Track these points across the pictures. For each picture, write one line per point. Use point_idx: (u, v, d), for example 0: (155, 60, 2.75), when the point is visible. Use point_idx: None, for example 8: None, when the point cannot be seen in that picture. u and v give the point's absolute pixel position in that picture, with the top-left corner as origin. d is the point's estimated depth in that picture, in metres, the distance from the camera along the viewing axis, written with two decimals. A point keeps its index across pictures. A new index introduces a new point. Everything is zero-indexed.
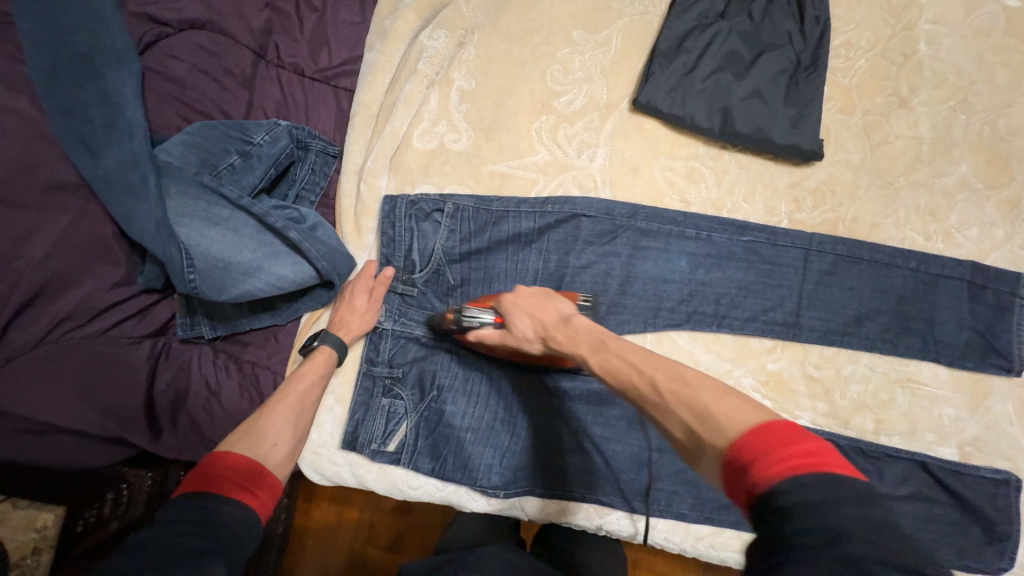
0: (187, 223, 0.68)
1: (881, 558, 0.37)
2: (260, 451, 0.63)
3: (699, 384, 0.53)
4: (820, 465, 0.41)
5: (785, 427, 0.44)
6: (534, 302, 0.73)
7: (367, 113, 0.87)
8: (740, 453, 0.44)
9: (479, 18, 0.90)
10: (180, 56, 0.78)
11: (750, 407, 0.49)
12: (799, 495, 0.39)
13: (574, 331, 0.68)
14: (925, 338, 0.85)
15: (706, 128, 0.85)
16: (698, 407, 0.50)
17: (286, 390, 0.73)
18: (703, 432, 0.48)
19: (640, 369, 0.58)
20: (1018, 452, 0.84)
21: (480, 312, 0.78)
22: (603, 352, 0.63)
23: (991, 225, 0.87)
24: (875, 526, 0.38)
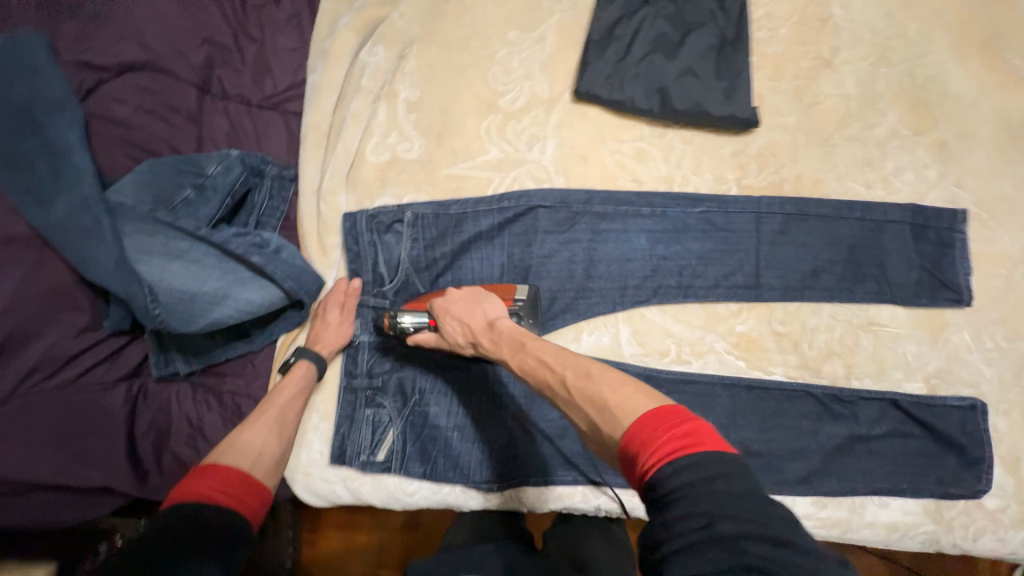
0: (147, 260, 0.68)
1: (743, 529, 0.41)
2: (245, 460, 0.63)
3: (603, 378, 0.57)
4: (695, 449, 0.46)
5: (669, 414, 0.50)
6: (463, 306, 0.75)
7: (317, 134, 0.89)
8: (634, 444, 0.49)
9: (416, 30, 0.92)
10: (124, 99, 0.79)
11: (646, 394, 0.54)
12: (677, 480, 0.45)
13: (499, 335, 0.71)
14: (879, 282, 0.89)
15: (646, 109, 0.89)
16: (597, 400, 0.55)
17: (266, 405, 0.73)
18: (602, 424, 0.53)
19: (555, 368, 0.62)
20: (980, 378, 0.89)
21: (414, 316, 0.80)
22: (522, 354, 0.67)
23: (924, 167, 0.92)
24: (745, 499, 0.43)
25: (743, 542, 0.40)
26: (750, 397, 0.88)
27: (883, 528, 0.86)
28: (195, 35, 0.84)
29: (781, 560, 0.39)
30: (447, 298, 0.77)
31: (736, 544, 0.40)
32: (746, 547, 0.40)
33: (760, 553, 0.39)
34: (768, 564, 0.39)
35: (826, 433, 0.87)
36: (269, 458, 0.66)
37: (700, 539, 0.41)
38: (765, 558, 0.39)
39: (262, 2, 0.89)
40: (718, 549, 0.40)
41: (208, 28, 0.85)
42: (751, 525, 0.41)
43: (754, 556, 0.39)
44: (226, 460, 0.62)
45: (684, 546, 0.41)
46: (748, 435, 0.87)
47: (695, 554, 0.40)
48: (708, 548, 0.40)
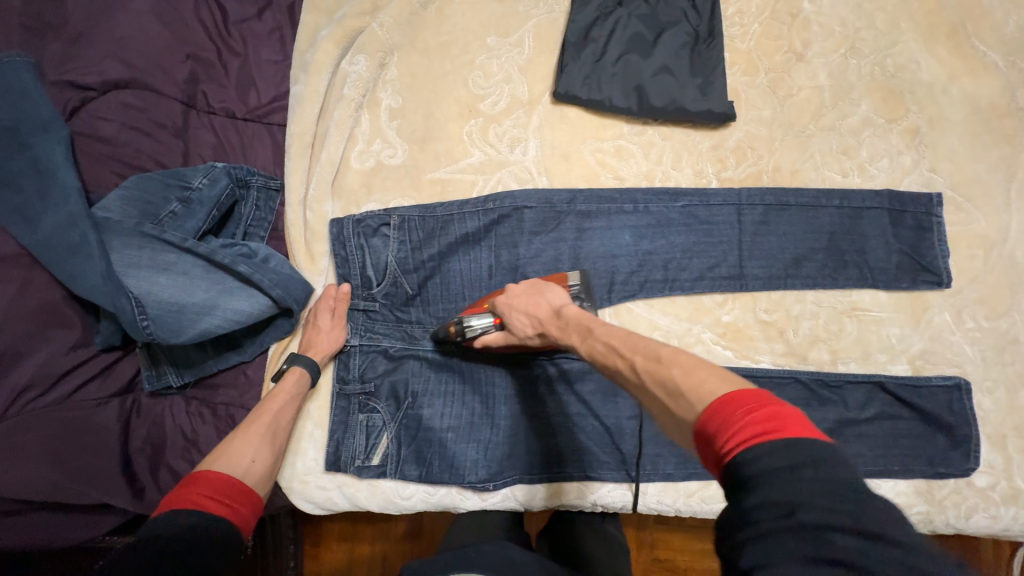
0: (135, 273, 0.69)
1: (832, 521, 0.38)
2: (238, 469, 0.65)
3: (674, 361, 0.55)
4: (779, 432, 0.42)
5: (749, 396, 0.46)
6: (526, 299, 0.76)
7: (301, 144, 0.89)
8: (710, 429, 0.46)
9: (396, 38, 0.94)
10: (109, 117, 0.80)
11: (726, 377, 0.50)
12: (760, 463, 0.41)
13: (566, 322, 0.71)
14: (860, 268, 0.91)
15: (625, 108, 0.91)
16: (668, 384, 0.53)
17: (258, 413, 0.74)
18: (676, 408, 0.51)
19: (625, 354, 0.60)
20: (962, 357, 0.90)
21: (478, 317, 0.80)
22: (591, 339, 0.66)
23: (898, 154, 0.95)
24: (835, 489, 0.39)
25: (831, 535, 0.37)
26: None
27: None
28: (177, 51, 0.85)
29: (876, 554, 0.36)
30: (508, 295, 0.78)
31: (822, 534, 0.37)
32: (834, 540, 0.37)
33: (852, 548, 0.37)
34: (860, 558, 0.36)
35: (816, 419, 0.88)
36: (260, 466, 0.68)
37: (785, 529, 0.38)
38: (856, 552, 0.37)
39: (243, 17, 0.90)
40: (803, 539, 0.37)
41: (190, 44, 0.86)
42: (842, 518, 0.38)
43: (845, 548, 0.37)
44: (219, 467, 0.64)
45: (762, 534, 0.39)
46: None
47: (777, 542, 0.38)
48: (788, 537, 0.38)
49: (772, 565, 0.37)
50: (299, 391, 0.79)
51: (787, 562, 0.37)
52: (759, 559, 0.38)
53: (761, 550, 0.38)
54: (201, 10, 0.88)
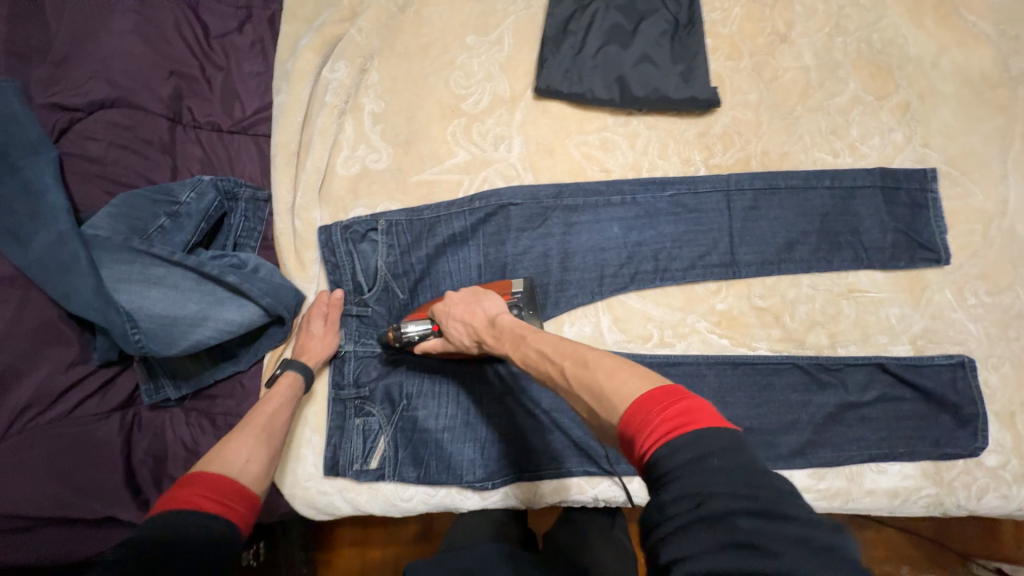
0: (126, 288, 0.70)
1: (736, 505, 0.40)
2: (232, 470, 0.64)
3: (600, 365, 0.56)
4: (687, 427, 0.45)
5: (663, 393, 0.48)
6: (464, 306, 0.76)
7: (286, 152, 0.90)
8: (630, 428, 0.48)
9: (376, 44, 0.94)
10: (97, 137, 0.81)
11: (644, 378, 0.52)
12: (673, 459, 0.43)
13: (500, 330, 0.71)
14: (855, 248, 0.89)
15: (607, 99, 0.91)
16: (593, 389, 0.54)
17: (253, 415, 0.74)
18: (602, 412, 0.52)
19: (555, 360, 0.61)
20: (966, 335, 0.88)
21: (418, 324, 0.80)
22: (523, 347, 0.66)
23: (890, 131, 0.93)
24: (739, 474, 0.42)
25: (736, 518, 0.40)
26: (737, 374, 0.89)
27: (884, 495, 0.85)
28: (162, 68, 0.86)
29: (774, 531, 0.39)
30: (445, 303, 0.78)
31: (728, 522, 0.40)
32: (738, 523, 0.40)
33: (756, 530, 0.39)
34: (760, 538, 0.39)
35: (816, 404, 0.86)
36: (256, 466, 0.67)
37: (695, 520, 0.40)
38: (759, 533, 0.39)
39: (225, 31, 0.92)
40: (712, 527, 0.40)
41: (174, 60, 0.87)
42: (744, 501, 0.40)
43: (748, 531, 0.39)
44: (213, 468, 0.62)
45: (677, 526, 0.41)
46: (738, 412, 0.87)
47: (691, 533, 0.40)
48: (699, 527, 0.40)
49: (686, 557, 0.39)
50: (298, 394, 0.80)
51: (700, 552, 0.39)
52: (674, 552, 0.40)
53: (677, 543, 0.40)
54: (183, 25, 0.88)
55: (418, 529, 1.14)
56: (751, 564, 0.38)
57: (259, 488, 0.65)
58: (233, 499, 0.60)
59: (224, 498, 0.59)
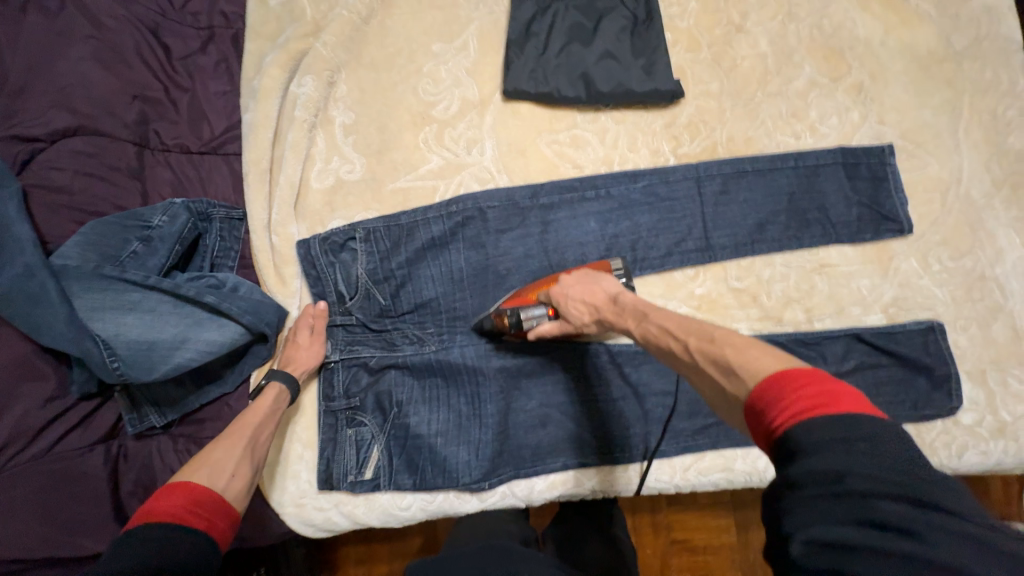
0: (100, 316, 0.69)
1: (881, 488, 0.38)
2: (218, 483, 0.64)
3: (727, 339, 0.53)
4: (835, 409, 0.42)
5: (805, 372, 0.45)
6: (582, 288, 0.76)
7: (258, 170, 0.89)
8: (768, 403, 0.45)
9: (341, 56, 0.95)
10: (62, 166, 0.79)
11: (783, 359, 0.48)
12: (815, 436, 0.41)
13: (622, 308, 0.70)
14: (823, 225, 0.92)
15: (574, 97, 0.92)
16: (721, 365, 0.51)
17: (239, 426, 0.73)
18: (731, 387, 0.49)
19: (679, 336, 0.59)
20: (934, 300, 0.92)
21: (534, 308, 0.81)
22: (645, 323, 0.65)
23: (846, 110, 0.97)
24: (886, 458, 0.40)
25: (879, 500, 0.38)
26: None
27: None
28: (124, 93, 0.85)
29: (925, 520, 0.37)
30: (564, 286, 0.79)
31: (869, 502, 0.38)
32: (882, 505, 0.38)
33: (902, 514, 0.37)
34: (907, 522, 0.37)
35: None
36: (241, 481, 0.67)
37: (831, 496, 0.39)
38: (907, 518, 0.37)
39: (187, 53, 0.91)
40: (851, 505, 0.38)
41: (136, 85, 0.86)
42: (895, 488, 0.38)
43: (892, 514, 0.37)
44: (198, 480, 0.63)
45: (808, 499, 0.39)
46: None
47: (827, 507, 0.39)
48: (836, 503, 0.38)
49: (815, 528, 0.38)
50: (279, 407, 0.78)
51: (829, 524, 0.38)
52: (801, 521, 0.39)
53: (807, 514, 0.39)
54: (143, 49, 0.88)
55: (425, 539, 1.13)
56: (891, 544, 0.37)
57: (242, 503, 0.66)
58: (218, 514, 0.61)
59: (207, 511, 0.60)
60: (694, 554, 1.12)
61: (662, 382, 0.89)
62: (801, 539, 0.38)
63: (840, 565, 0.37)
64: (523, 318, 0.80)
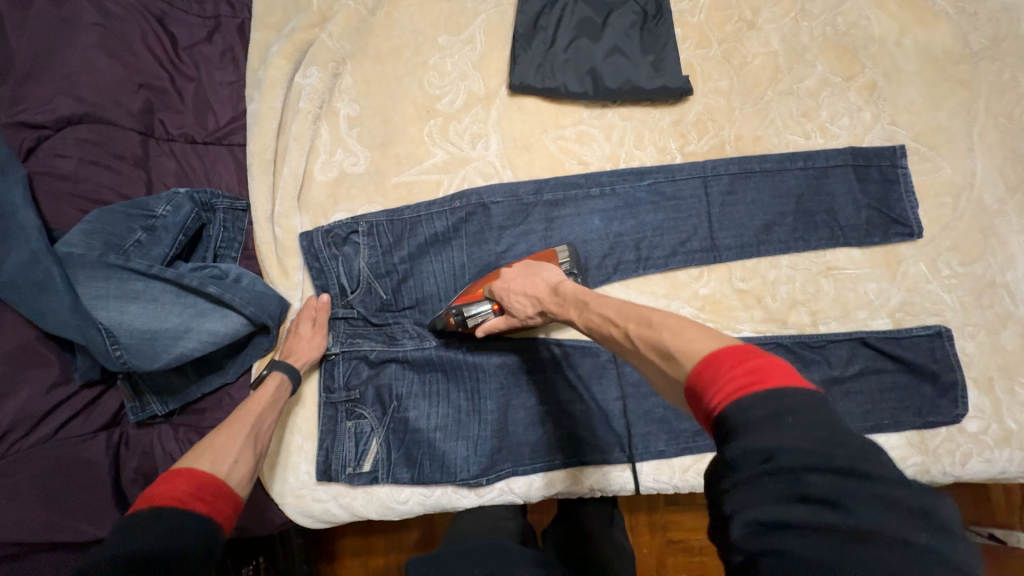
0: (104, 305, 0.69)
1: (810, 461, 0.38)
2: (221, 469, 0.64)
3: (663, 323, 0.54)
4: (763, 387, 0.41)
5: (733, 352, 0.45)
6: (523, 279, 0.77)
7: (262, 160, 0.89)
8: (700, 385, 0.45)
9: (347, 47, 0.94)
10: (68, 154, 0.79)
11: (713, 339, 0.49)
12: (747, 416, 0.40)
13: (563, 298, 0.71)
14: (831, 227, 0.91)
15: (581, 92, 0.91)
16: (658, 348, 0.52)
17: (241, 414, 0.73)
18: (669, 371, 0.50)
19: (619, 322, 0.60)
20: (942, 306, 0.91)
21: (474, 306, 0.81)
22: (587, 312, 0.66)
23: (859, 110, 0.95)
24: (817, 431, 0.39)
25: (808, 474, 0.38)
26: None
27: None
28: (130, 82, 0.85)
29: (853, 491, 0.37)
30: (503, 281, 0.79)
31: (799, 478, 0.38)
32: (811, 479, 0.37)
33: (831, 487, 0.37)
34: (834, 494, 0.37)
35: None
36: (244, 467, 0.67)
37: (766, 475, 0.38)
38: (835, 490, 0.37)
39: (193, 42, 0.91)
40: (783, 482, 0.38)
41: (142, 73, 0.86)
42: (821, 459, 0.38)
43: (822, 488, 0.37)
44: (201, 464, 0.63)
45: (744, 479, 0.39)
46: None
47: (761, 486, 0.38)
48: (769, 482, 0.38)
49: (750, 508, 0.38)
50: (281, 398, 0.78)
51: (764, 503, 0.38)
52: (738, 502, 0.39)
53: (743, 494, 0.39)
54: (149, 37, 0.87)
55: (421, 534, 1.13)
56: (821, 518, 0.37)
57: (244, 489, 0.66)
58: (221, 501, 0.61)
59: (210, 498, 0.60)
60: (690, 554, 1.12)
61: None
62: (740, 521, 0.38)
63: (774, 544, 0.37)
64: (466, 316, 0.81)
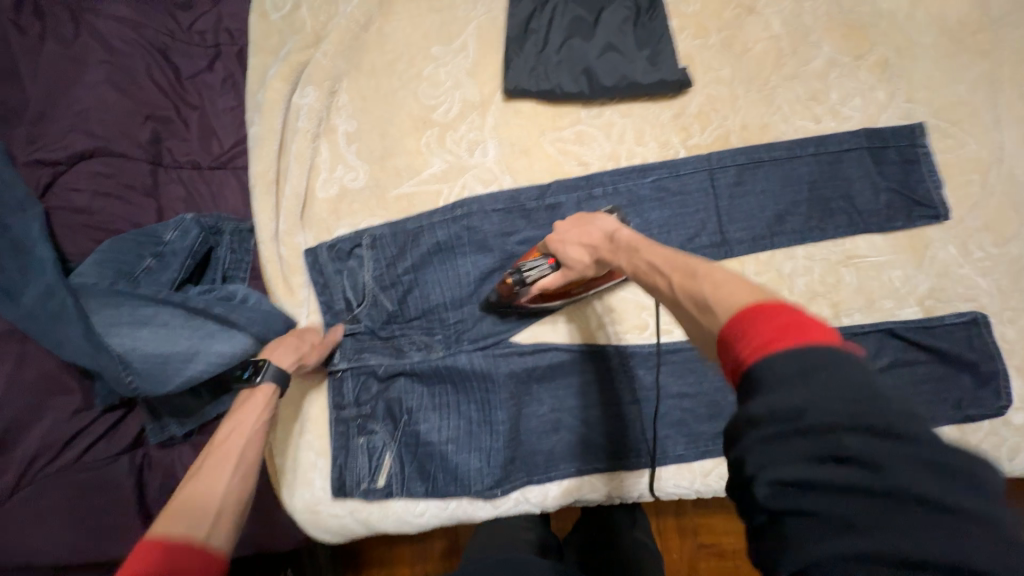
0: (116, 331, 0.70)
1: (838, 420, 0.35)
2: (199, 530, 0.51)
3: (709, 274, 0.51)
4: (805, 341, 0.38)
5: (772, 308, 0.41)
6: (577, 230, 0.76)
7: (265, 182, 0.90)
8: (731, 337, 0.42)
9: (342, 65, 0.95)
10: (81, 187, 0.82)
11: (757, 291, 0.45)
12: (787, 365, 0.37)
13: (619, 243, 0.69)
14: (849, 213, 0.87)
15: (577, 92, 0.90)
16: (699, 300, 0.49)
17: (224, 446, 0.62)
18: (704, 321, 0.47)
19: (666, 272, 0.57)
20: (976, 290, 0.85)
21: (533, 261, 0.79)
22: (637, 257, 0.64)
23: (871, 90, 0.90)
24: (851, 389, 0.36)
25: (836, 434, 0.35)
26: None
27: None
28: (137, 114, 0.88)
29: (893, 450, 0.34)
30: (559, 238, 0.77)
31: (832, 437, 0.35)
32: (839, 437, 0.35)
33: (864, 447, 0.34)
34: (866, 454, 0.34)
35: None
36: (233, 515, 0.55)
37: (789, 434, 0.36)
38: (870, 450, 0.34)
39: (195, 71, 0.94)
40: (807, 440, 0.36)
41: (148, 105, 0.89)
42: (852, 419, 0.35)
43: (859, 449, 0.34)
44: (164, 529, 0.49)
45: (766, 438, 0.37)
46: None
47: (784, 444, 0.36)
48: (792, 440, 0.36)
49: (774, 467, 0.36)
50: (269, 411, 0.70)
51: (788, 463, 0.36)
52: (760, 460, 0.37)
53: (764, 453, 0.37)
54: (154, 70, 0.90)
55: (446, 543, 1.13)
56: (849, 479, 0.34)
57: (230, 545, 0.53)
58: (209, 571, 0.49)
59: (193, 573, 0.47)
60: (723, 559, 1.07)
61: (678, 385, 0.85)
62: (763, 481, 0.36)
63: (801, 503, 0.35)
64: (524, 271, 0.79)
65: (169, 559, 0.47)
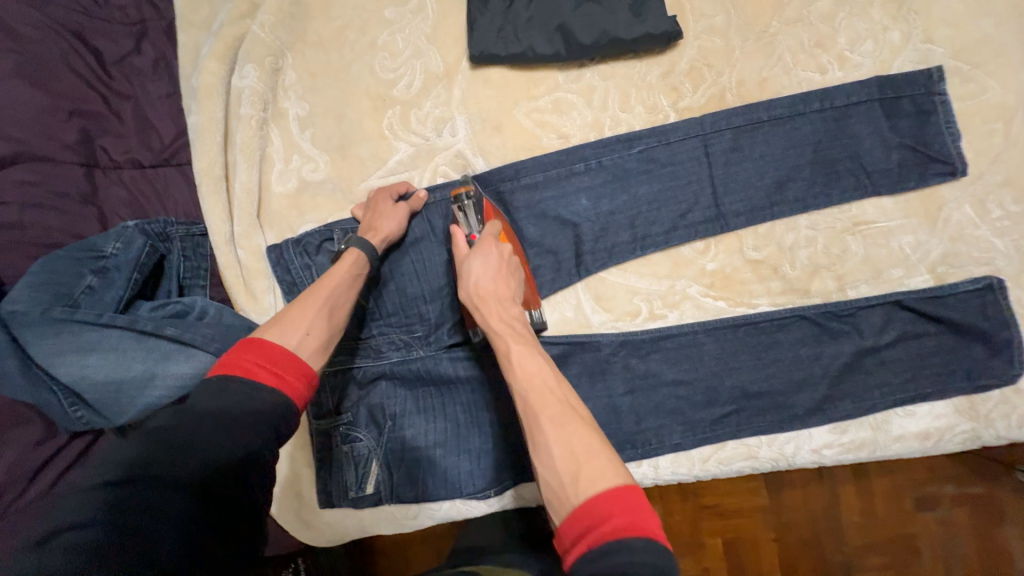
0: (61, 363, 0.64)
1: None
2: (290, 341, 0.59)
3: (586, 429, 0.54)
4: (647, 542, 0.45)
5: (633, 500, 0.48)
6: (505, 266, 0.69)
7: (212, 179, 0.80)
8: (595, 512, 0.48)
9: (285, 38, 0.84)
10: (5, 200, 0.70)
11: (614, 458, 0.52)
12: (635, 556, 0.44)
13: (516, 320, 0.64)
14: (856, 174, 0.79)
15: (552, 54, 0.79)
16: (579, 451, 0.52)
17: (316, 287, 0.67)
18: (585, 470, 0.50)
19: (549, 392, 0.57)
20: (993, 253, 0.78)
21: (474, 221, 0.75)
22: (532, 352, 0.60)
23: (884, 30, 0.80)
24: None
25: None
26: (739, 337, 0.81)
27: (915, 439, 0.79)
28: (58, 110, 0.75)
29: None
30: (486, 251, 0.69)
31: None
32: None
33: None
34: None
35: (829, 356, 0.79)
36: (317, 339, 0.62)
37: None
38: None
39: (120, 54, 0.81)
40: None
41: (70, 98, 0.76)
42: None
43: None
44: (266, 336, 0.59)
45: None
46: (746, 377, 0.80)
47: None
48: None
49: None
50: (360, 273, 0.71)
51: None
52: None
53: None
54: (70, 56, 0.77)
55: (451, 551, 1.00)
56: None
57: (318, 363, 0.62)
58: (291, 372, 0.57)
59: (279, 367, 0.57)
60: (726, 518, 1.07)
61: (674, 371, 0.81)
62: None
63: None
64: (466, 206, 0.75)
65: (264, 354, 0.57)
